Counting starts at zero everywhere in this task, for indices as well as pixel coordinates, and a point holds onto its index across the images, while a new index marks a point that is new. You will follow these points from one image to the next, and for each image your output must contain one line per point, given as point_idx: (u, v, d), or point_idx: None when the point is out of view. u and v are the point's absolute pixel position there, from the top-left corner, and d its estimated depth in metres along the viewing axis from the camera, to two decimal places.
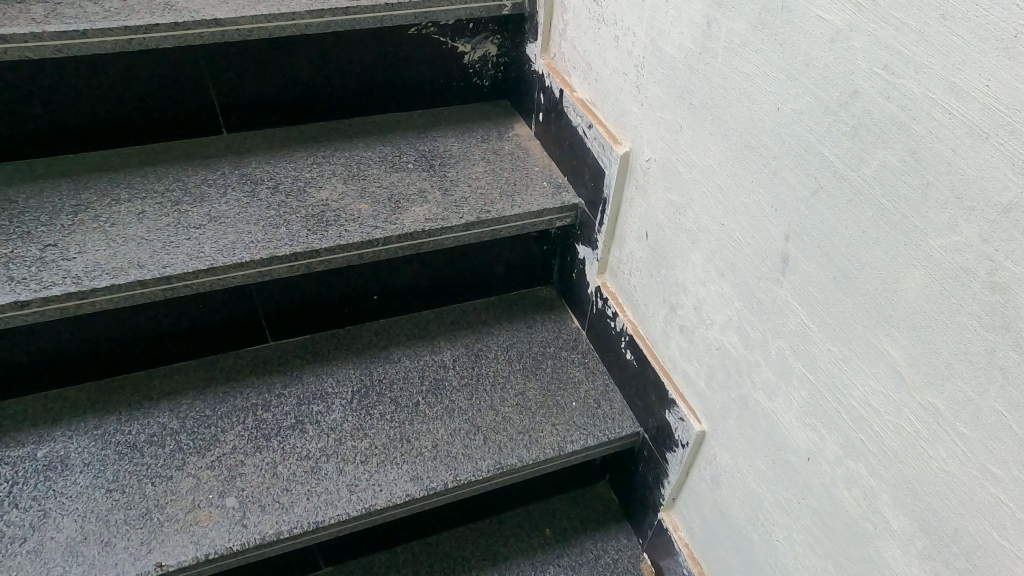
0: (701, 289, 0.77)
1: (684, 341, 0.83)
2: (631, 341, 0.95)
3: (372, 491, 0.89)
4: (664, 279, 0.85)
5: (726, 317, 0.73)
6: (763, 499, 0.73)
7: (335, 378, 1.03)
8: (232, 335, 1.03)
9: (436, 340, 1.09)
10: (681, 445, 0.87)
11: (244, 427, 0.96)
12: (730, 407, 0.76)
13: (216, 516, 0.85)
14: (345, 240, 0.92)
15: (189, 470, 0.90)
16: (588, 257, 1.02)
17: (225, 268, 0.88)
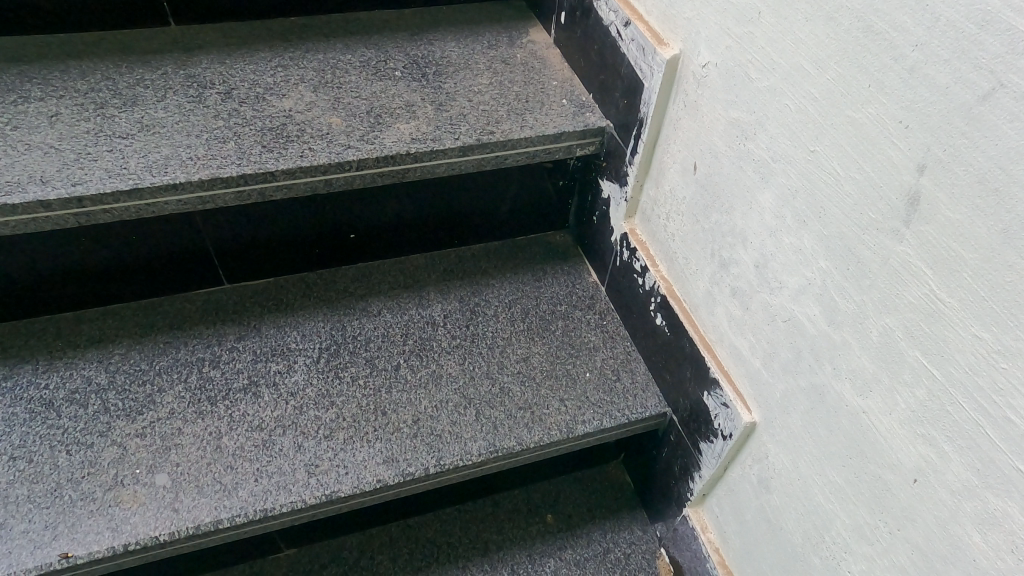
0: (769, 241, 0.58)
1: (738, 308, 0.64)
2: (663, 302, 0.76)
3: (335, 474, 0.72)
4: (715, 227, 0.65)
5: (803, 281, 0.54)
6: (834, 521, 0.56)
7: (301, 331, 0.85)
8: (178, 273, 0.85)
9: (425, 291, 0.91)
10: (722, 436, 0.69)
11: (186, 386, 0.79)
12: (797, 399, 0.58)
13: (142, 497, 0.69)
14: (308, 162, 0.72)
15: (114, 438, 0.74)
16: (614, 196, 0.83)
17: (154, 190, 0.69)
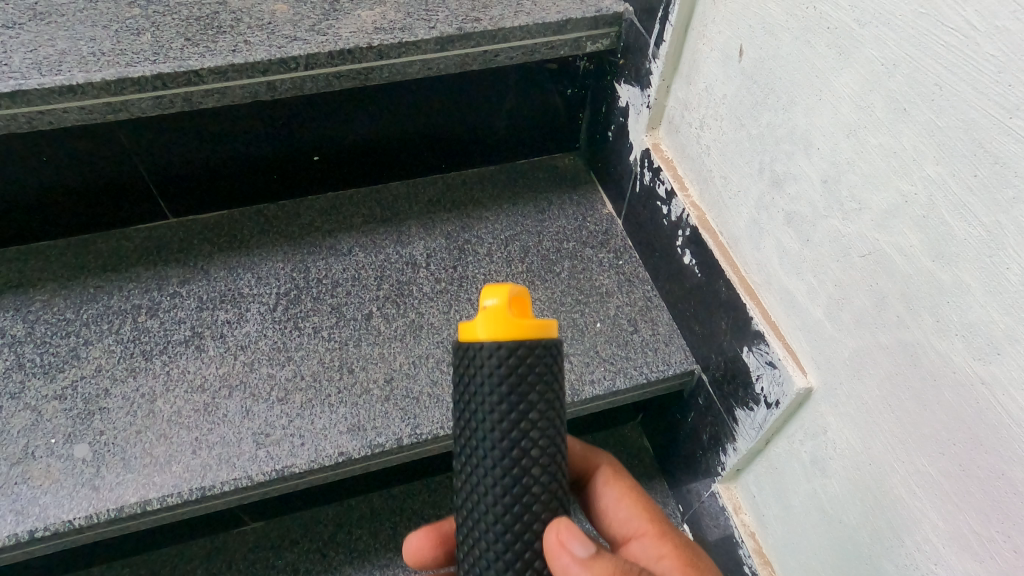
0: (845, 146, 0.41)
1: (794, 240, 0.49)
2: (693, 235, 0.61)
3: (288, 445, 0.60)
4: (766, 132, 0.49)
5: (894, 198, 0.38)
6: (921, 523, 0.42)
7: (257, 273, 0.71)
8: (109, 204, 0.72)
9: (405, 225, 0.76)
10: (766, 403, 0.55)
11: (117, 338, 0.66)
12: (875, 361, 0.43)
13: (56, 472, 0.58)
14: (243, 59, 0.57)
15: (27, 401, 0.62)
16: (635, 103, 0.66)
17: (43, 94, 0.53)
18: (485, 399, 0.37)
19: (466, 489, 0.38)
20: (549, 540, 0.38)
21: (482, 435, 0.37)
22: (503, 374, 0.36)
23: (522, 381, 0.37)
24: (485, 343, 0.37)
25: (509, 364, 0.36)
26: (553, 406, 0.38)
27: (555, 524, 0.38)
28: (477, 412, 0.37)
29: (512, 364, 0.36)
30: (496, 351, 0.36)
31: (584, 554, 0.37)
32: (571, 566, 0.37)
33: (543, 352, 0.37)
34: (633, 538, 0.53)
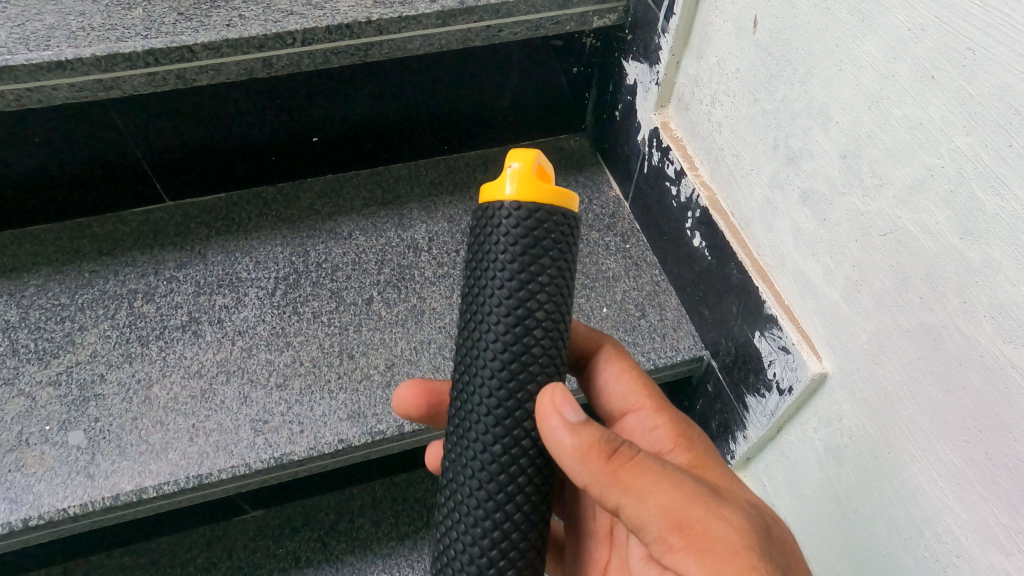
0: (866, 118, 0.39)
1: (810, 219, 0.47)
2: (703, 217, 0.59)
3: (287, 432, 0.58)
4: (782, 107, 0.47)
5: (919, 173, 0.36)
6: (943, 513, 0.40)
7: (255, 257, 0.70)
8: (104, 186, 0.70)
9: (407, 208, 0.75)
10: (779, 389, 0.53)
11: (113, 323, 0.65)
12: (894, 344, 0.41)
13: (50, 459, 0.56)
14: (237, 34, 0.55)
15: (21, 387, 0.60)
16: (643, 81, 0.64)
17: (32, 70, 0.52)
18: (492, 276, 0.39)
19: (462, 361, 0.41)
20: (541, 403, 0.39)
21: (491, 294, 0.39)
22: (518, 234, 0.38)
23: (531, 262, 0.39)
24: (508, 202, 0.38)
25: (518, 245, 0.38)
26: (557, 292, 0.40)
27: (546, 389, 0.39)
28: (488, 268, 0.39)
29: (528, 227, 0.38)
30: (506, 228, 0.38)
31: (573, 420, 0.38)
32: (559, 430, 0.38)
33: (556, 225, 0.39)
34: (628, 412, 0.52)
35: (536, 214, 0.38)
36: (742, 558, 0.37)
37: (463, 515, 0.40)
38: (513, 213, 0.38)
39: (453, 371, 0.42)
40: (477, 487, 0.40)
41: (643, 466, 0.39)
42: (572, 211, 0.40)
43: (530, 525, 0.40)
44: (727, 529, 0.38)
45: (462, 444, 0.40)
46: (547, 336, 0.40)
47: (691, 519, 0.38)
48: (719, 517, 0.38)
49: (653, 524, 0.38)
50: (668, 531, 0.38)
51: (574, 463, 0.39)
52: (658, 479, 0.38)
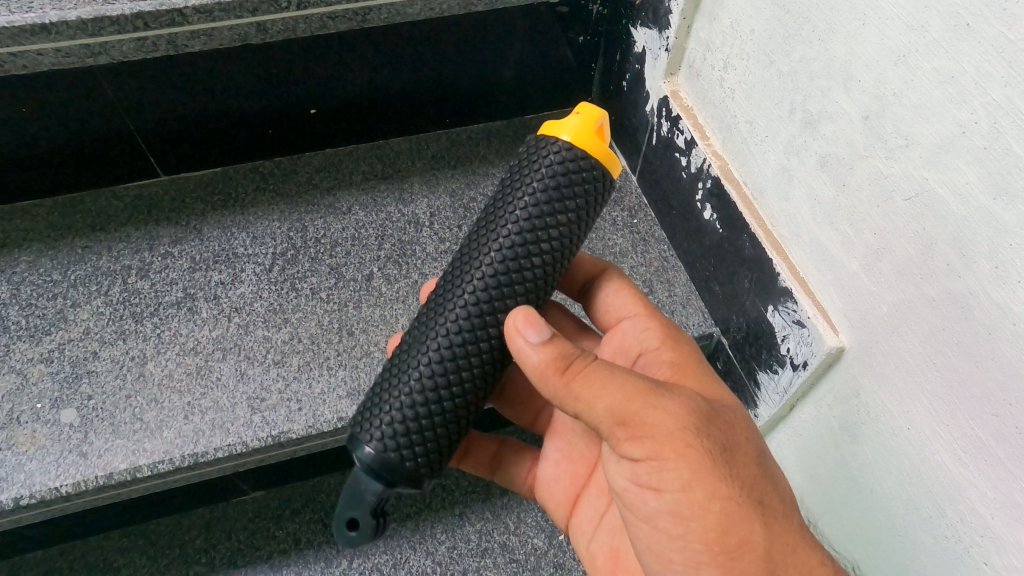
0: (892, 75, 0.37)
1: (828, 186, 0.45)
2: (714, 188, 0.57)
3: (285, 410, 0.57)
4: (799, 67, 0.45)
5: (949, 130, 0.34)
6: (966, 491, 0.39)
7: (252, 233, 0.68)
8: (96, 159, 0.68)
9: (407, 182, 0.73)
10: (793, 364, 0.51)
11: (106, 299, 0.63)
12: (916, 313, 0.39)
13: (42, 437, 0.55)
14: None
15: (12, 364, 0.59)
16: (652, 48, 0.62)
17: (14, 34, 0.50)
18: (519, 200, 0.42)
19: (459, 264, 0.43)
20: (511, 323, 0.40)
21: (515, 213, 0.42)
22: (559, 169, 0.42)
23: (558, 202, 0.42)
24: (562, 142, 0.42)
25: (553, 181, 0.41)
26: (571, 237, 0.43)
27: (521, 309, 0.40)
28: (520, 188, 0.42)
29: (569, 169, 0.42)
30: (549, 164, 0.42)
31: (536, 340, 0.39)
32: (525, 347, 0.39)
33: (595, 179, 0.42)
34: (624, 320, 0.51)
35: (583, 159, 0.42)
36: (679, 439, 0.37)
37: (394, 395, 0.41)
38: (563, 151, 0.42)
39: (449, 265, 0.45)
40: (421, 376, 0.41)
41: (594, 373, 0.38)
42: (613, 177, 0.44)
43: (446, 429, 0.42)
44: (665, 418, 0.37)
45: (424, 336, 0.42)
46: (542, 272, 0.43)
47: (630, 413, 0.37)
48: (659, 405, 0.37)
49: (603, 424, 0.38)
50: (615, 428, 0.38)
51: (539, 379, 0.40)
52: (605, 381, 0.38)
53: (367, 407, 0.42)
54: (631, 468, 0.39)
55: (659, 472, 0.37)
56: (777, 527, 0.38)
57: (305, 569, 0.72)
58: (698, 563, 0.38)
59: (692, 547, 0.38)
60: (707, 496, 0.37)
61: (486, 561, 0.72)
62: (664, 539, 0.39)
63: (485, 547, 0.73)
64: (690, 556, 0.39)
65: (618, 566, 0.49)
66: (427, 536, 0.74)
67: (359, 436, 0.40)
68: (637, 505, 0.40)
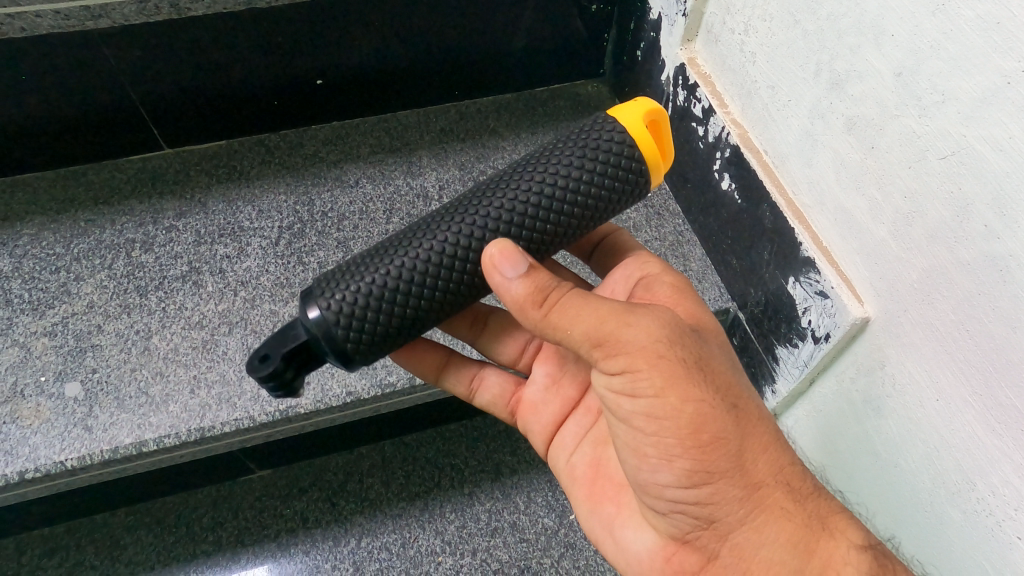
0: (929, 26, 0.35)
1: (855, 149, 0.43)
2: (733, 157, 0.55)
3: None
4: (827, 25, 0.43)
5: (993, 83, 0.32)
6: (999, 463, 0.37)
7: (257, 206, 0.67)
8: (99, 131, 0.67)
9: (416, 155, 0.71)
10: (814, 337, 0.50)
11: (110, 272, 0.62)
12: (948, 278, 0.38)
13: (46, 410, 0.54)
14: None
15: (16, 337, 0.58)
16: (668, 14, 0.60)
17: None
18: (558, 162, 0.42)
19: (478, 194, 0.43)
20: (490, 255, 0.38)
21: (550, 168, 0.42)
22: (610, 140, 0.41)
23: (591, 179, 0.41)
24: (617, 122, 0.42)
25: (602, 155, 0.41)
26: (583, 221, 0.42)
27: (498, 242, 0.39)
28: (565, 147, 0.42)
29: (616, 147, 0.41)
30: (604, 139, 0.41)
31: (513, 274, 0.38)
32: (504, 282, 0.38)
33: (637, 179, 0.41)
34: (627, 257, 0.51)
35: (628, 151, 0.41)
36: (651, 352, 0.37)
37: (359, 279, 0.40)
38: (617, 135, 0.41)
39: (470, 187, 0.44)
40: (397, 269, 0.41)
41: (569, 300, 0.38)
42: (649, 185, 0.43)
43: (387, 328, 0.41)
44: (638, 333, 0.37)
45: (411, 241, 0.42)
46: (540, 240, 0.42)
47: (604, 334, 0.37)
48: (633, 322, 0.37)
49: (578, 344, 0.38)
50: (590, 348, 0.38)
51: (517, 310, 0.39)
52: (580, 304, 0.38)
53: (335, 277, 0.41)
54: (604, 376, 0.39)
55: (632, 381, 0.38)
56: (748, 425, 0.38)
57: (313, 548, 0.71)
58: (672, 456, 0.38)
59: (664, 444, 0.38)
60: (680, 401, 0.37)
61: (495, 540, 0.71)
62: (639, 436, 0.39)
63: (494, 526, 0.72)
64: (663, 450, 0.39)
65: (597, 475, 0.49)
66: (436, 515, 0.73)
67: (315, 297, 0.40)
68: (614, 410, 0.40)
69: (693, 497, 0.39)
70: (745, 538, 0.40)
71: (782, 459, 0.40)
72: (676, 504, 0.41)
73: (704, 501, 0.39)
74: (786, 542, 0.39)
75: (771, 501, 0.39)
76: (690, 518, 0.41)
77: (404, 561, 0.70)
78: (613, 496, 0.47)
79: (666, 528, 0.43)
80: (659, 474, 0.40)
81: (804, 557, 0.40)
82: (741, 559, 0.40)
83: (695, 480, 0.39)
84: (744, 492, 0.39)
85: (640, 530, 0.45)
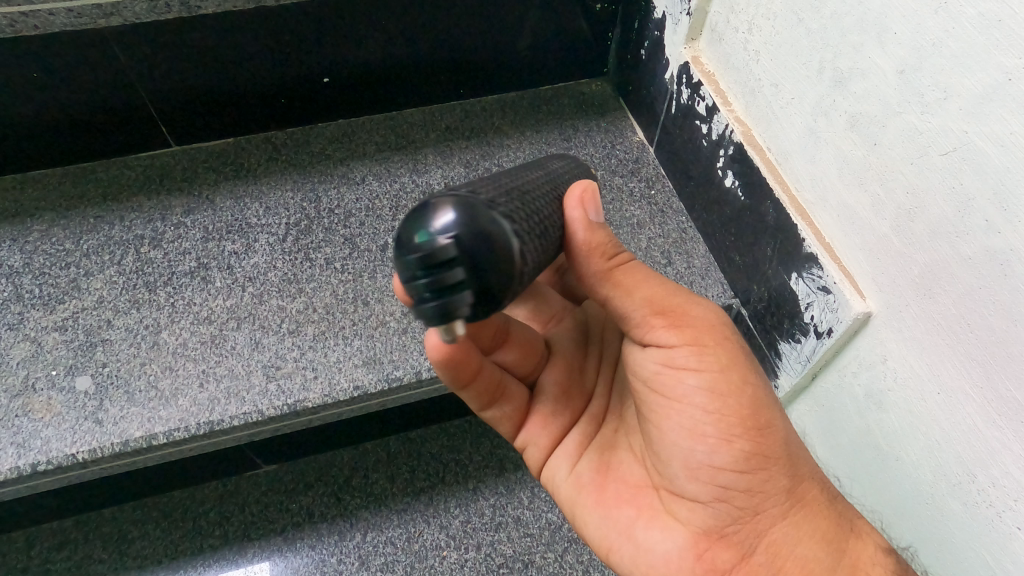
0: (931, 24, 0.36)
1: (858, 146, 0.43)
2: (736, 155, 0.56)
3: (300, 378, 0.56)
4: (830, 24, 0.43)
5: (995, 79, 0.33)
6: (1000, 454, 0.38)
7: (265, 203, 0.67)
8: (108, 129, 0.67)
9: (421, 153, 0.72)
10: (817, 332, 0.50)
11: (119, 268, 0.63)
12: (950, 272, 0.38)
13: (57, 404, 0.55)
14: None
15: (27, 332, 0.59)
16: (672, 13, 0.61)
17: None
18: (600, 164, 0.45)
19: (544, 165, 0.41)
20: (570, 193, 0.38)
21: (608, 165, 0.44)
22: None
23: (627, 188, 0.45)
24: None
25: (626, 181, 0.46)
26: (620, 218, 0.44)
27: (579, 185, 0.39)
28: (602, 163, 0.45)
29: None
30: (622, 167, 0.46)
31: (593, 217, 0.38)
32: (582, 222, 0.38)
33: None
34: None
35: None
36: (718, 331, 0.41)
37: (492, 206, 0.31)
38: None
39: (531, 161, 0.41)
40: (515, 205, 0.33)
41: (635, 265, 0.40)
42: None
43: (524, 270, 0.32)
44: (706, 312, 0.41)
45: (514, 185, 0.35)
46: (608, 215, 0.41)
47: (674, 304, 0.40)
48: (697, 302, 0.41)
49: (639, 312, 0.40)
50: (653, 315, 0.40)
51: (575, 255, 0.39)
52: (644, 273, 0.40)
53: (462, 203, 0.30)
54: (664, 352, 0.41)
55: (698, 355, 0.40)
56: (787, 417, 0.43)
57: (319, 542, 0.71)
58: (732, 435, 0.40)
59: (726, 422, 0.40)
60: (742, 380, 0.41)
61: (500, 535, 0.72)
62: (697, 415, 0.41)
63: (499, 521, 0.72)
64: (724, 430, 0.40)
65: (609, 479, 0.48)
66: (441, 511, 0.73)
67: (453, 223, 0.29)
68: (667, 390, 0.42)
69: (745, 482, 0.41)
70: (784, 532, 0.42)
71: (807, 457, 0.43)
72: (724, 491, 0.42)
73: (754, 487, 0.41)
74: (820, 538, 0.42)
75: (810, 496, 0.43)
76: (733, 508, 0.42)
77: (409, 555, 0.70)
78: (630, 500, 0.46)
79: (699, 522, 0.43)
80: (716, 456, 0.41)
81: (835, 554, 0.42)
82: (779, 552, 0.42)
83: (751, 463, 0.41)
84: (790, 483, 0.42)
85: (666, 531, 0.44)
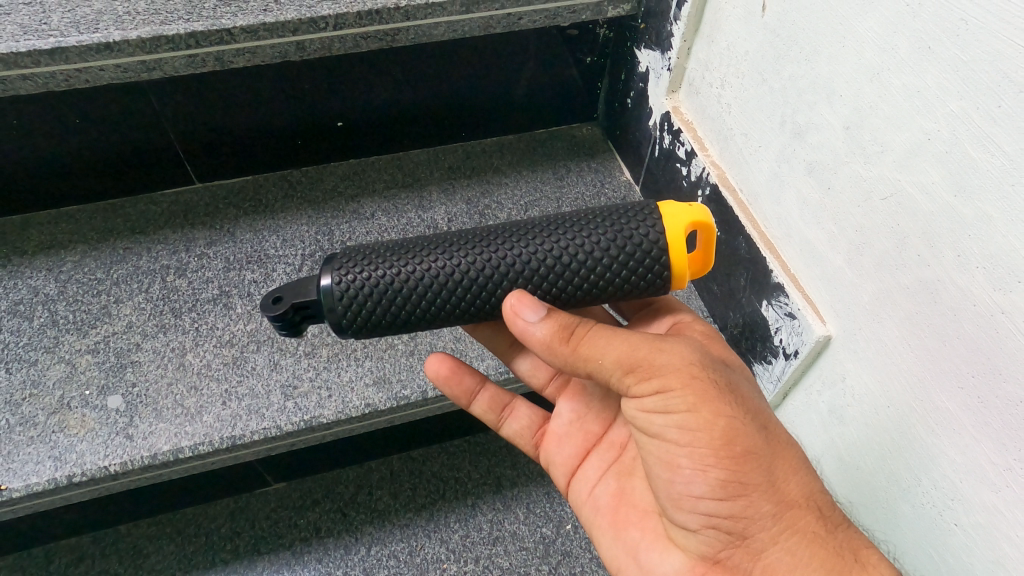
0: (868, 90, 0.43)
1: (815, 190, 0.50)
2: (712, 195, 0.62)
3: (315, 397, 0.61)
4: (790, 84, 0.50)
5: (918, 138, 0.39)
6: (938, 459, 0.43)
7: (281, 236, 0.73)
8: (138, 167, 0.73)
9: (426, 190, 0.78)
10: (785, 355, 0.56)
11: (147, 295, 0.68)
12: (893, 301, 0.44)
13: (91, 421, 0.59)
14: (274, 19, 0.58)
15: (62, 354, 0.63)
16: (655, 68, 0.68)
17: (82, 51, 0.55)
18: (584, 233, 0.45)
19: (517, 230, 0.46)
20: (512, 305, 0.43)
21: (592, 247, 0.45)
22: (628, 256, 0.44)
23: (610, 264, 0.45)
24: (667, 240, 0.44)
25: (630, 247, 0.43)
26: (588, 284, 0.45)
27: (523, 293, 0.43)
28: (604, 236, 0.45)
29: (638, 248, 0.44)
30: (639, 228, 0.44)
31: (535, 319, 0.43)
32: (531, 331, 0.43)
33: (659, 275, 0.44)
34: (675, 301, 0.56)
35: (657, 244, 0.43)
36: (685, 372, 0.42)
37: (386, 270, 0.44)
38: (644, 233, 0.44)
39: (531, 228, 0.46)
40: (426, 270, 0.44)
41: (597, 333, 0.43)
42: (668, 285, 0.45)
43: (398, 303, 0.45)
44: (671, 357, 0.42)
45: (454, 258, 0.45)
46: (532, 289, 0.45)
47: (638, 359, 0.42)
48: (664, 348, 0.43)
49: (613, 374, 0.43)
50: (625, 375, 0.43)
51: (544, 351, 0.44)
52: (610, 336, 0.43)
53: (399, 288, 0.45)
54: (637, 401, 0.44)
55: (664, 398, 0.42)
56: (776, 447, 0.43)
57: (326, 555, 0.75)
58: (706, 465, 0.42)
59: (699, 453, 0.42)
60: (712, 415, 0.41)
61: (497, 548, 0.76)
62: (673, 448, 0.43)
63: (496, 535, 0.77)
64: (699, 461, 0.42)
65: (621, 503, 0.53)
66: (441, 525, 0.77)
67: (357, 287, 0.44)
68: (646, 428, 0.45)
69: (726, 509, 0.43)
70: (777, 556, 0.43)
71: (801, 481, 0.44)
72: (709, 518, 0.44)
73: (736, 513, 0.43)
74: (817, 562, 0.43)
75: (802, 522, 0.43)
76: (721, 532, 0.44)
77: (412, 568, 0.74)
78: (637, 522, 0.52)
79: (694, 548, 0.47)
80: (694, 485, 0.43)
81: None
82: None
83: (728, 490, 0.42)
84: (777, 508, 0.43)
85: (664, 554, 0.49)
